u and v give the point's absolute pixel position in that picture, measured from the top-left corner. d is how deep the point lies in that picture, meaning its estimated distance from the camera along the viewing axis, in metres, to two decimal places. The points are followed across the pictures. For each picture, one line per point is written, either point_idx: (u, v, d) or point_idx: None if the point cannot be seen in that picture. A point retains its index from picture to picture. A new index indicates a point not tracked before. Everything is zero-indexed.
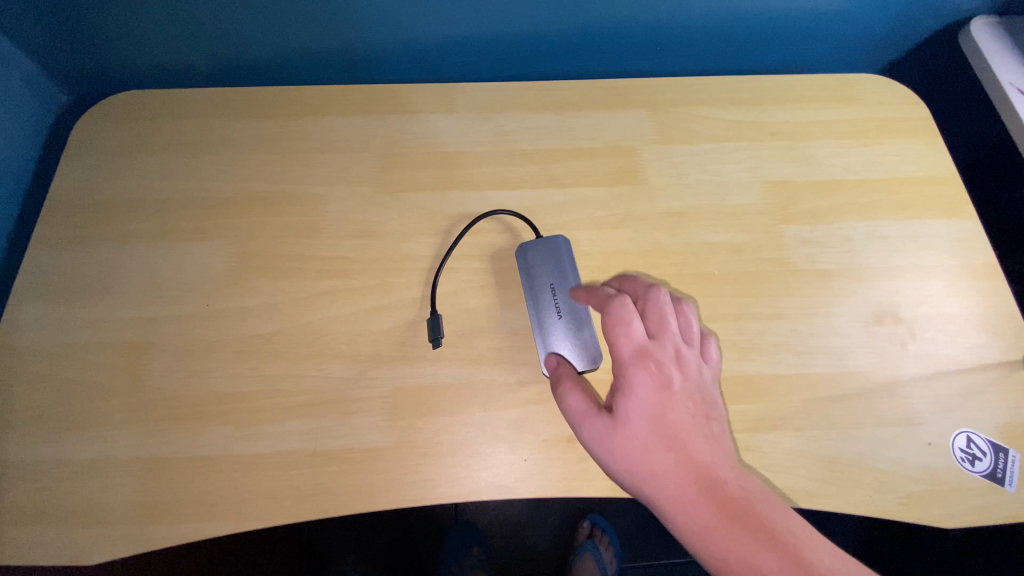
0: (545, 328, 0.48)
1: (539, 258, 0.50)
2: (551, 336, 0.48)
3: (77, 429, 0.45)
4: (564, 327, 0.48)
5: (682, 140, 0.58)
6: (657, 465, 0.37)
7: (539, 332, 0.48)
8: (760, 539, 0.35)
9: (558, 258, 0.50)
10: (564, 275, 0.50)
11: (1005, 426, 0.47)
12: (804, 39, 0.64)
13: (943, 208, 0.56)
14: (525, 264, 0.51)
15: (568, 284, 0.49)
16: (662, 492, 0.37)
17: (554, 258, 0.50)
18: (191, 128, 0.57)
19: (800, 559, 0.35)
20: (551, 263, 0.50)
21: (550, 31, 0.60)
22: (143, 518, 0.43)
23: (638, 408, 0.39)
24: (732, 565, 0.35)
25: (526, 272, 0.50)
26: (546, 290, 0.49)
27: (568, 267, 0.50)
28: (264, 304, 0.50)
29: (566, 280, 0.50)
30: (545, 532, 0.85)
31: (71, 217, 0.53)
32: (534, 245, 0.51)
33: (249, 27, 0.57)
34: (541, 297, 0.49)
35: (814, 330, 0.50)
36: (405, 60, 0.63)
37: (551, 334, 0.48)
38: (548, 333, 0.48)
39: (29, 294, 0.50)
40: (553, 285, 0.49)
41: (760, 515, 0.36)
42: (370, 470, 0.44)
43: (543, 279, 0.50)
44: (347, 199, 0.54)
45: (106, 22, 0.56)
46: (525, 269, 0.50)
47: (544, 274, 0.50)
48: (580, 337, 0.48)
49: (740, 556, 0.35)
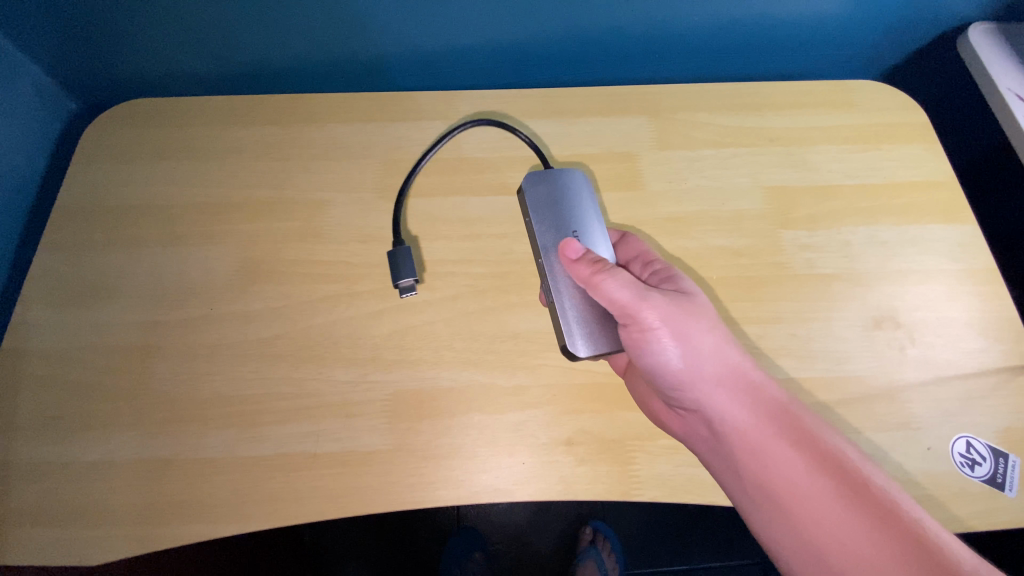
0: (563, 281, 0.47)
1: (553, 203, 0.50)
2: (570, 295, 0.47)
3: (83, 430, 0.46)
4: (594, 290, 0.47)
5: (681, 146, 0.58)
6: (695, 350, 0.44)
7: (554, 284, 0.47)
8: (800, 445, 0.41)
9: (573, 199, 0.51)
10: (584, 217, 0.50)
11: (1005, 431, 0.48)
12: (802, 46, 0.65)
13: (942, 213, 0.56)
14: (537, 203, 0.51)
15: (590, 227, 0.50)
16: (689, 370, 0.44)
17: (571, 197, 0.51)
18: (198, 135, 0.58)
19: (817, 448, 0.40)
20: (568, 208, 0.50)
21: (551, 39, 0.61)
22: (147, 519, 0.43)
23: (703, 334, 0.44)
24: (770, 464, 0.41)
25: (537, 211, 0.50)
26: (571, 236, 0.49)
27: (585, 208, 0.50)
28: (267, 308, 0.50)
29: (588, 223, 0.50)
30: (548, 539, 0.85)
31: (79, 223, 0.54)
32: (544, 188, 0.51)
33: (253, 36, 0.58)
34: None
35: (813, 335, 0.50)
36: (407, 68, 0.64)
37: (571, 291, 0.47)
38: (569, 291, 0.47)
39: (36, 299, 0.51)
40: (577, 231, 0.49)
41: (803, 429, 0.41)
42: (371, 472, 0.45)
43: (566, 226, 0.49)
44: (350, 204, 0.55)
45: (115, 31, 0.57)
46: (535, 208, 0.51)
47: (563, 220, 0.50)
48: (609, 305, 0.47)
49: (771, 461, 0.41)
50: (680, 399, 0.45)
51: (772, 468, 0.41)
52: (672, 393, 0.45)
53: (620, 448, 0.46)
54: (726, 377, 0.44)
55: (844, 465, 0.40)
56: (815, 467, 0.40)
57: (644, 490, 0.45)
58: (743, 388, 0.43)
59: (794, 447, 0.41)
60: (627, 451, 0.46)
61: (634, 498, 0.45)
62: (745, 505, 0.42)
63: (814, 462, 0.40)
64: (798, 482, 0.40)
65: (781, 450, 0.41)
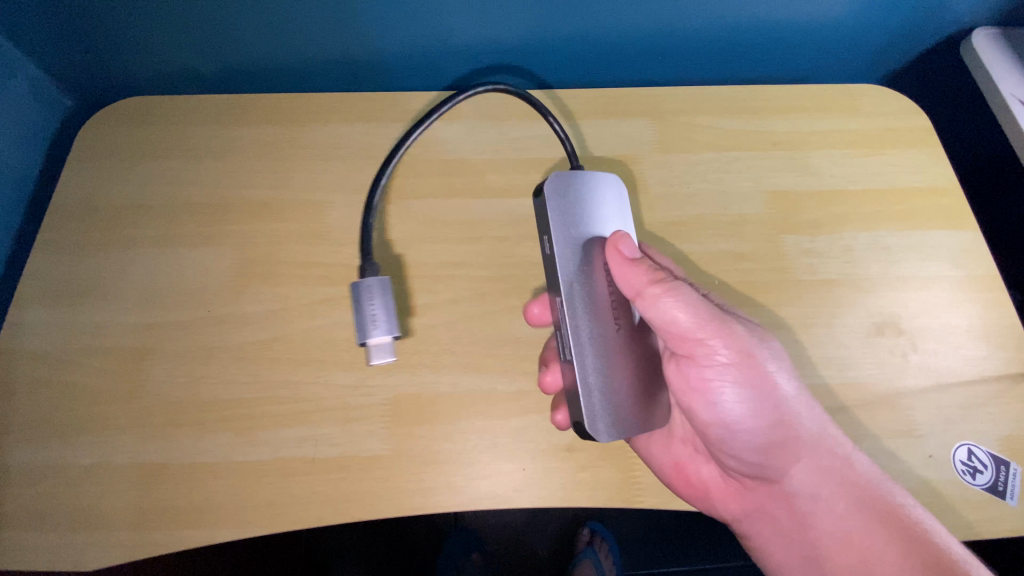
0: (582, 322, 0.42)
1: (579, 220, 0.44)
2: (592, 336, 0.42)
3: (78, 434, 0.45)
4: (615, 335, 0.43)
5: (684, 149, 0.58)
6: (755, 391, 0.45)
7: (574, 321, 0.41)
8: (863, 513, 0.43)
9: (598, 218, 0.44)
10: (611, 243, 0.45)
11: (1006, 439, 0.47)
12: (805, 48, 0.64)
13: (945, 220, 0.56)
14: (567, 214, 0.43)
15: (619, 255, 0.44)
16: (738, 411, 0.46)
17: (601, 217, 0.45)
18: (195, 135, 0.57)
19: (881, 513, 0.42)
20: (594, 228, 0.44)
21: (553, 39, 0.60)
22: (143, 524, 0.43)
23: (759, 391, 0.45)
24: (828, 527, 0.45)
25: (564, 226, 0.43)
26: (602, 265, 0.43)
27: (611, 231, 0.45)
28: (266, 311, 0.50)
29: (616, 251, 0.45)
30: (545, 540, 0.84)
31: (75, 223, 0.53)
32: (566, 201, 0.43)
33: (250, 33, 0.58)
34: (596, 275, 0.43)
35: (815, 341, 0.50)
36: (408, 66, 0.63)
37: (592, 331, 0.42)
38: (588, 336, 0.42)
39: (30, 300, 0.50)
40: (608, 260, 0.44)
41: (873, 498, 0.43)
42: (369, 478, 0.44)
43: (594, 254, 0.43)
44: (349, 206, 0.54)
45: (113, 28, 0.56)
46: (564, 223, 0.43)
47: (590, 245, 0.43)
48: (630, 355, 0.43)
49: (830, 524, 0.45)
50: (728, 441, 0.47)
51: (828, 531, 0.44)
52: (722, 433, 0.47)
53: (621, 455, 0.46)
54: (787, 426, 0.45)
55: (909, 526, 0.41)
56: (870, 519, 0.42)
57: (645, 497, 0.45)
58: (806, 439, 0.44)
59: (856, 497, 0.43)
60: (628, 457, 0.46)
61: (635, 506, 0.45)
62: (797, 542, 0.46)
63: (873, 515, 0.42)
64: (855, 532, 0.43)
65: (841, 499, 0.44)
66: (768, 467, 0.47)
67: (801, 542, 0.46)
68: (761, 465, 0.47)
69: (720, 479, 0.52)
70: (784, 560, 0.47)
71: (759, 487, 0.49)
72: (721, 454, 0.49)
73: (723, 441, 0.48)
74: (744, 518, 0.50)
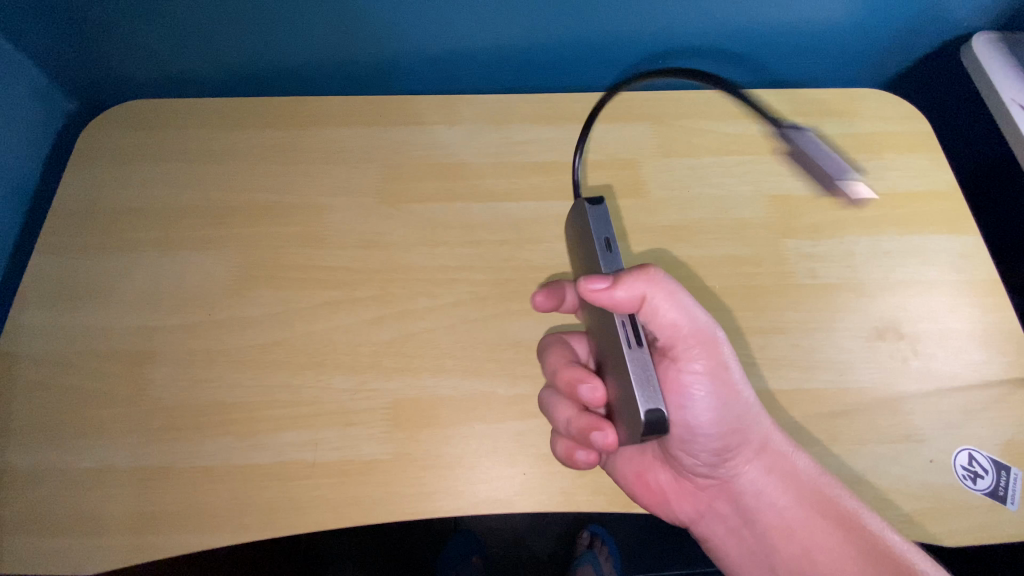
0: None
1: None
2: None
3: (78, 438, 0.45)
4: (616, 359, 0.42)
5: (684, 153, 0.58)
6: (718, 398, 0.44)
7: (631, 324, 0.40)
8: (809, 509, 0.44)
9: None
10: None
11: (1007, 444, 0.47)
12: (805, 53, 0.64)
13: (945, 224, 0.56)
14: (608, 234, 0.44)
15: None
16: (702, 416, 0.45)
17: None
18: (196, 139, 0.57)
19: (825, 510, 0.43)
20: None
21: (554, 44, 0.60)
22: (142, 528, 0.43)
23: (722, 398, 0.44)
24: (775, 521, 0.46)
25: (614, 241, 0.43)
26: None
27: None
28: (266, 314, 0.50)
29: None
30: (546, 543, 0.84)
31: (75, 226, 0.53)
32: None
33: (251, 36, 0.58)
34: None
35: (816, 345, 0.50)
36: (409, 70, 0.63)
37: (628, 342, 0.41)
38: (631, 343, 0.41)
39: (31, 303, 0.50)
40: None
41: (818, 497, 0.44)
42: (370, 482, 0.44)
43: None
44: (349, 209, 0.54)
45: (115, 31, 0.57)
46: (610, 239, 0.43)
47: None
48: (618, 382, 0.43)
49: (777, 519, 0.46)
50: (687, 443, 0.47)
51: (774, 525, 0.46)
52: (683, 436, 0.47)
53: None
54: (742, 430, 0.45)
55: (851, 523, 0.42)
56: (815, 516, 0.44)
57: None
58: (755, 442, 0.45)
59: (800, 494, 0.45)
60: None
61: (635, 510, 0.45)
62: (747, 536, 0.48)
63: (820, 512, 0.44)
64: (799, 525, 0.45)
65: (787, 496, 0.45)
66: (720, 467, 0.48)
67: (753, 537, 0.47)
68: (715, 466, 0.48)
69: (675, 482, 0.51)
70: (736, 556, 0.48)
71: (712, 487, 0.49)
72: (677, 455, 0.49)
73: (681, 443, 0.47)
74: (699, 518, 0.50)
